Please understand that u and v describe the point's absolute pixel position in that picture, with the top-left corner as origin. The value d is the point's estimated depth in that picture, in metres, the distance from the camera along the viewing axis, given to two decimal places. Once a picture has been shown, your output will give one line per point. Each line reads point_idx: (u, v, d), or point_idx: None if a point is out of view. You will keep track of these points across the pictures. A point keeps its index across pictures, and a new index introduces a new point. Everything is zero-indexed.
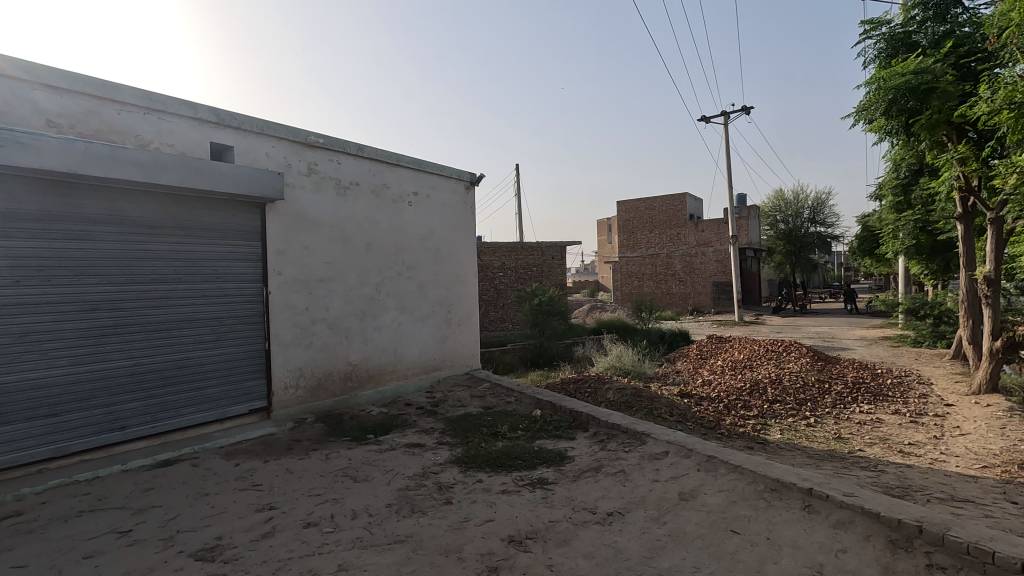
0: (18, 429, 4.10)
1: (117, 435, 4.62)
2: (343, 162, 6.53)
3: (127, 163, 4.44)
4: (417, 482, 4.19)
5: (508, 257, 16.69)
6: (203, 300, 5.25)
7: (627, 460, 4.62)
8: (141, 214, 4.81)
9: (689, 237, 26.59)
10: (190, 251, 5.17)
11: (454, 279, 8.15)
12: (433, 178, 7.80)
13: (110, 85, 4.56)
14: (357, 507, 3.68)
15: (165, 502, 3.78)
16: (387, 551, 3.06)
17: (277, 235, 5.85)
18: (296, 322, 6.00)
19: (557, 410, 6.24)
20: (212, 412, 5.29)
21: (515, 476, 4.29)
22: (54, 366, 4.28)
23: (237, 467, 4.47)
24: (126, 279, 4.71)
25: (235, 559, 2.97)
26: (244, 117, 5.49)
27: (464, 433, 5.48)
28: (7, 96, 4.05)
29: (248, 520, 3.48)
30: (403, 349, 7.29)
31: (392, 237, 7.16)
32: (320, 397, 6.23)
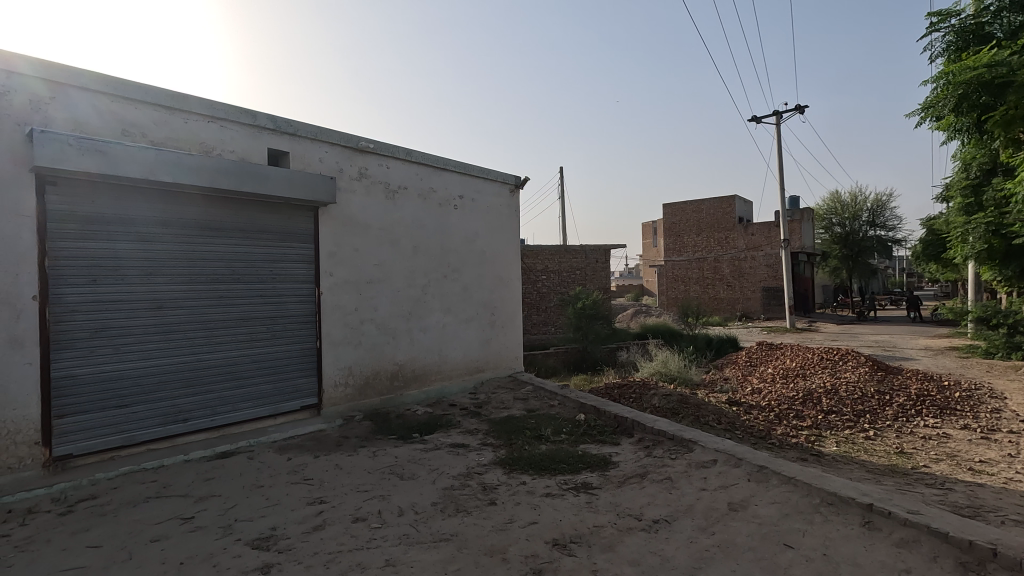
0: (93, 418, 4.39)
1: (179, 426, 4.87)
2: (392, 166, 6.69)
3: (191, 168, 4.69)
4: (461, 482, 4.23)
5: (551, 261, 16.65)
6: (260, 299, 5.48)
7: (673, 467, 4.52)
8: (202, 217, 5.05)
9: (738, 241, 25.81)
10: (250, 252, 5.41)
11: (498, 282, 8.19)
12: (479, 182, 7.89)
13: (178, 96, 4.84)
14: (403, 505, 3.75)
15: (223, 492, 3.96)
16: (433, 549, 3.11)
17: (329, 237, 6.04)
18: (346, 321, 6.18)
19: (601, 415, 6.19)
20: (266, 407, 5.50)
21: (558, 480, 4.28)
22: (125, 360, 4.56)
23: (289, 462, 4.64)
24: (190, 280, 4.97)
25: (289, 549, 3.08)
26: (299, 123, 5.71)
27: (507, 434, 5.51)
28: (87, 108, 4.37)
29: (300, 512, 3.61)
30: (447, 350, 7.38)
31: (438, 240, 7.27)
32: (367, 395, 6.38)
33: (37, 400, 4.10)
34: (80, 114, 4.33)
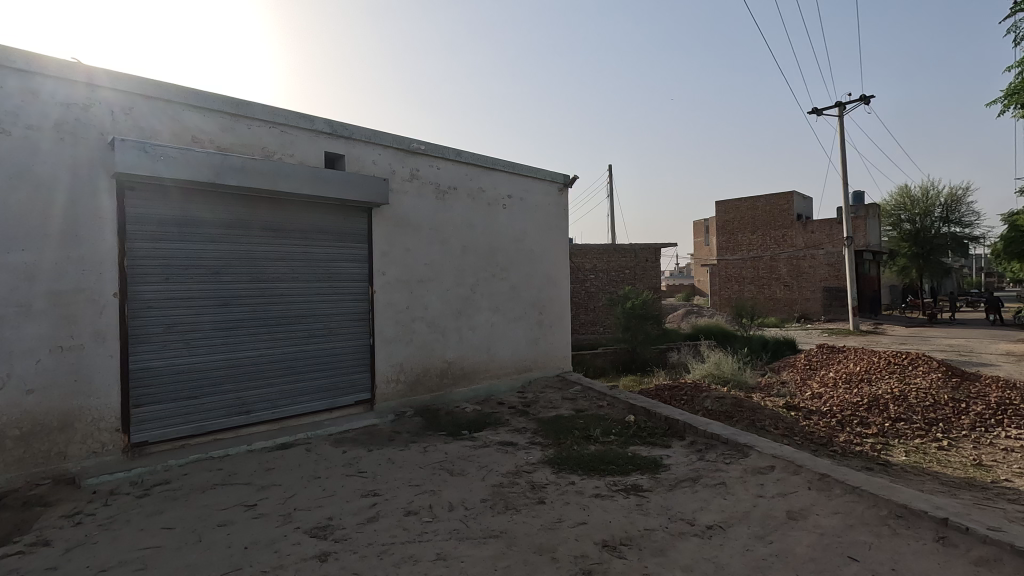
0: (166, 408, 4.67)
1: (243, 418, 5.12)
2: (443, 167, 6.80)
3: (254, 171, 4.93)
4: (510, 479, 4.25)
5: (600, 260, 16.48)
6: (317, 297, 5.69)
7: (728, 472, 4.39)
8: (264, 218, 5.29)
9: (796, 238, 24.75)
10: (308, 252, 5.63)
11: (547, 281, 8.18)
12: (527, 181, 7.90)
13: (242, 103, 5.08)
14: (453, 500, 3.81)
15: (283, 481, 4.14)
16: (482, 545, 3.14)
17: (382, 237, 6.20)
18: (397, 319, 6.33)
19: (651, 417, 6.08)
20: (323, 401, 5.71)
21: (608, 481, 4.23)
22: (195, 354, 4.84)
23: (344, 454, 4.79)
24: (253, 278, 5.21)
25: (345, 539, 3.19)
26: (354, 126, 5.88)
27: (556, 434, 5.50)
28: (161, 117, 4.66)
29: (355, 504, 3.73)
30: (496, 349, 7.44)
31: (487, 239, 7.33)
32: (418, 391, 6.52)
33: (118, 390, 4.41)
34: (155, 123, 4.63)
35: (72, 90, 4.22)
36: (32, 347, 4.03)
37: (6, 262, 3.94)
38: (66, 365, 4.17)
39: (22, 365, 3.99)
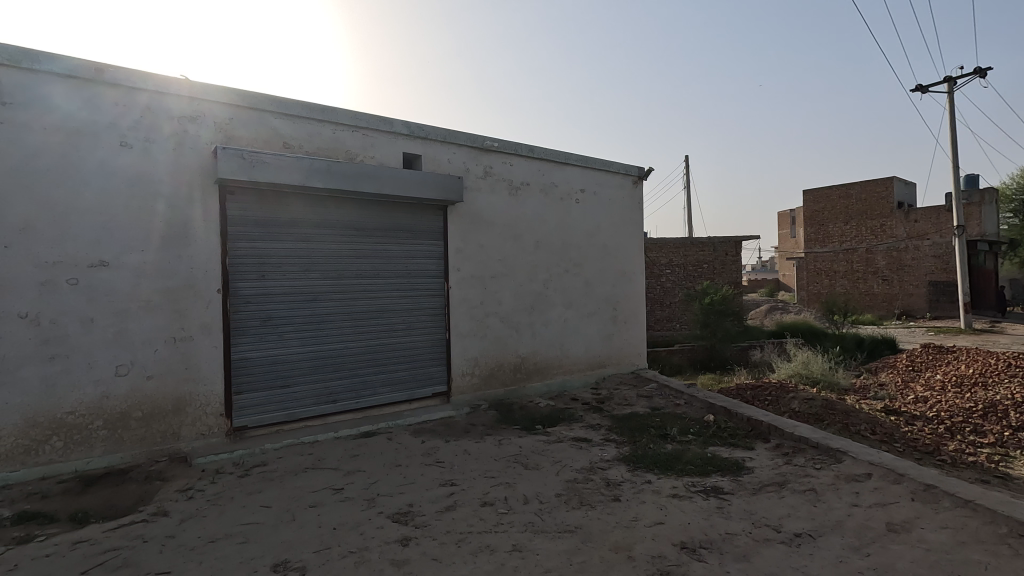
0: (263, 395, 5.05)
1: (330, 406, 5.44)
2: (515, 164, 6.85)
3: (339, 174, 5.20)
4: (584, 475, 4.23)
5: (676, 254, 15.97)
6: (397, 293, 5.92)
7: (818, 478, 4.13)
8: (348, 218, 5.57)
9: (896, 228, 22.73)
10: (388, 250, 5.87)
11: (621, 277, 8.04)
12: (601, 174, 7.80)
13: (327, 110, 5.37)
14: (528, 493, 3.85)
15: (367, 468, 4.36)
16: (558, 539, 3.15)
17: (457, 234, 6.35)
18: (472, 314, 6.47)
19: (732, 417, 5.83)
20: (403, 393, 5.94)
21: (686, 482, 4.11)
22: (287, 346, 5.19)
23: (423, 444, 4.97)
24: (338, 275, 5.51)
25: (425, 525, 3.31)
26: (430, 127, 6.05)
27: (631, 431, 5.40)
28: (256, 126, 5.02)
29: (433, 492, 3.86)
30: (569, 344, 7.41)
31: (560, 235, 7.32)
32: (492, 385, 6.63)
33: (222, 378, 4.82)
34: (251, 131, 5.00)
35: (181, 105, 4.65)
36: (150, 338, 4.50)
37: (129, 262, 4.41)
38: (178, 355, 4.62)
39: (143, 354, 4.46)
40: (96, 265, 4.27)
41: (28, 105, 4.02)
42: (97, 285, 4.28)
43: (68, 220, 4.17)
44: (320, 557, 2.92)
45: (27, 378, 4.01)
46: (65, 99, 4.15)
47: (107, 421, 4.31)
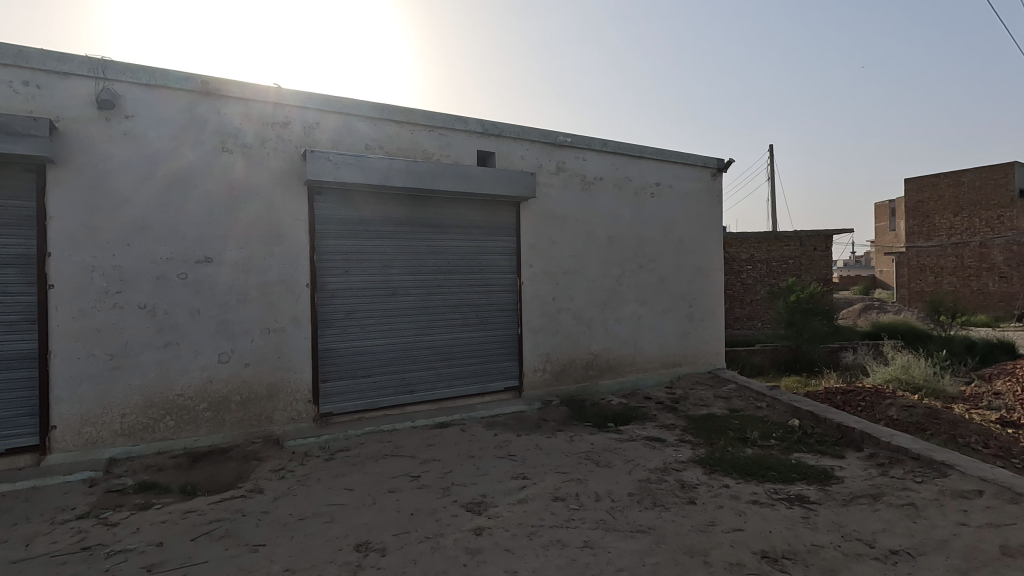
0: (346, 384, 5.34)
1: (408, 397, 5.66)
2: (589, 158, 6.78)
3: (416, 173, 5.39)
4: (658, 476, 4.14)
5: (758, 249, 15.19)
6: (471, 288, 6.05)
7: (919, 492, 3.80)
8: (425, 215, 5.75)
9: (1017, 220, 20.34)
10: (463, 246, 6.00)
11: (699, 273, 7.76)
12: (677, 167, 7.56)
13: (406, 111, 5.57)
14: (599, 491, 3.82)
15: (442, 457, 4.51)
16: (630, 539, 3.11)
17: (529, 230, 6.38)
18: (544, 310, 6.49)
19: (820, 423, 5.49)
20: (476, 386, 6.07)
21: (768, 488, 3.92)
22: (368, 338, 5.45)
23: (495, 437, 5.06)
24: (415, 271, 5.71)
25: (497, 516, 3.38)
26: (503, 124, 6.12)
27: (708, 433, 5.22)
28: (341, 129, 5.30)
29: (506, 484, 3.93)
30: (643, 342, 7.26)
31: (633, 230, 7.17)
32: (563, 381, 6.62)
33: (310, 367, 5.14)
34: (336, 134, 5.27)
35: (274, 112, 4.99)
36: (248, 329, 4.88)
37: (229, 259, 4.80)
38: (271, 344, 4.97)
39: (241, 343, 4.85)
40: (202, 261, 4.69)
41: (146, 117, 4.48)
42: (202, 279, 4.69)
43: (179, 220, 4.61)
44: (398, 540, 3.06)
45: (145, 363, 4.48)
46: (177, 111, 4.59)
47: (211, 404, 4.73)
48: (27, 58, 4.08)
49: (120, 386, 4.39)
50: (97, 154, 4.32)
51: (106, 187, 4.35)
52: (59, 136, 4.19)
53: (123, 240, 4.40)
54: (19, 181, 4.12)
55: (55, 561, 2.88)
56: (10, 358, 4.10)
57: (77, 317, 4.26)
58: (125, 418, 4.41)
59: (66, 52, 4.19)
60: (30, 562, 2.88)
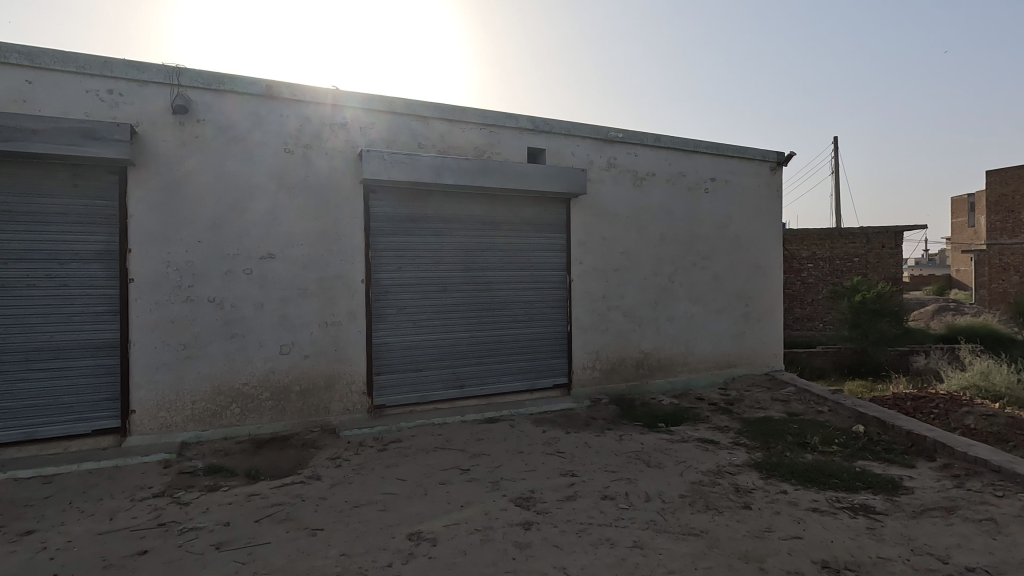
0: (398, 378, 5.48)
1: (458, 391, 5.75)
2: (641, 154, 6.67)
3: (467, 171, 5.46)
4: (711, 478, 4.04)
5: (820, 246, 14.50)
6: (520, 285, 6.07)
7: (999, 507, 3.54)
8: (475, 213, 5.82)
9: None
10: (512, 243, 6.03)
11: (756, 271, 7.48)
12: (733, 161, 7.32)
13: (458, 110, 5.65)
14: (649, 491, 3.76)
15: (491, 452, 4.55)
16: (682, 541, 3.05)
17: (579, 227, 6.34)
18: (594, 307, 6.44)
19: (888, 430, 5.19)
20: (524, 382, 6.10)
21: (829, 496, 3.75)
22: (420, 333, 5.57)
23: (544, 434, 5.07)
24: (466, 268, 5.78)
25: (545, 512, 3.39)
26: (554, 121, 6.10)
27: (764, 437, 5.04)
28: (395, 129, 5.43)
29: (554, 481, 3.93)
30: (696, 341, 7.08)
31: (687, 226, 7.00)
32: (613, 380, 6.55)
33: (364, 360, 5.31)
34: (391, 134, 5.41)
35: (333, 113, 5.17)
36: (307, 322, 5.08)
37: (290, 255, 5.02)
38: (329, 338, 5.16)
39: (301, 336, 5.06)
40: (265, 257, 4.92)
41: (215, 121, 4.74)
42: (266, 275, 4.93)
43: (245, 218, 4.85)
44: (449, 531, 3.12)
45: (214, 353, 4.75)
46: (243, 114, 4.83)
47: (273, 393, 4.96)
48: (112, 69, 4.40)
49: (191, 374, 4.68)
50: (172, 157, 4.60)
51: (179, 187, 4.63)
52: (139, 140, 4.50)
53: (195, 237, 4.68)
54: (104, 182, 4.45)
55: (135, 535, 3.10)
56: (96, 346, 4.44)
57: (154, 309, 4.57)
58: (196, 404, 4.70)
59: (145, 62, 4.49)
60: (114, 535, 3.11)
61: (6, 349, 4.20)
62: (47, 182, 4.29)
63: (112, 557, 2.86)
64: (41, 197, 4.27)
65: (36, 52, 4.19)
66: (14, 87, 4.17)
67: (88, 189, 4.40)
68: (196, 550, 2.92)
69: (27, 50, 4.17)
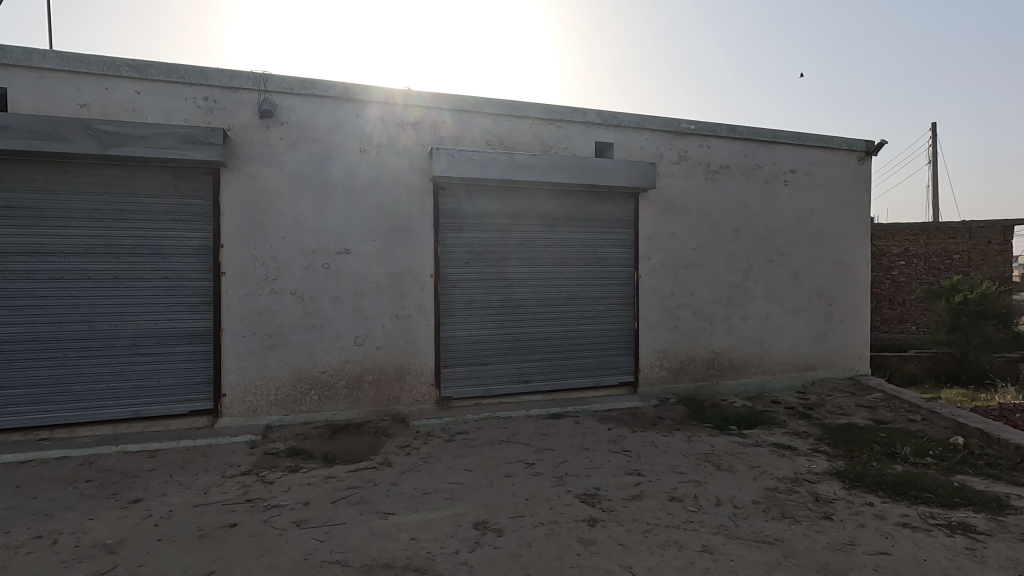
0: (465, 371, 5.59)
1: (523, 385, 5.80)
2: (714, 146, 6.42)
3: (534, 167, 5.47)
4: (788, 486, 3.84)
5: (914, 242, 13.41)
6: (587, 281, 6.03)
7: None
8: (542, 208, 5.83)
9: None
10: (578, 238, 5.98)
11: (840, 268, 7.02)
12: (816, 152, 6.90)
13: (525, 106, 5.67)
14: (720, 495, 3.64)
15: (556, 447, 4.56)
16: (755, 549, 2.93)
17: (648, 221, 6.20)
18: (663, 305, 6.28)
19: (992, 443, 4.73)
20: (590, 379, 6.05)
21: (922, 511, 3.47)
22: (486, 327, 5.66)
23: (610, 431, 5.01)
24: (532, 263, 5.80)
25: (611, 510, 3.36)
26: (623, 114, 5.99)
27: (848, 444, 4.73)
28: (464, 126, 5.52)
29: (620, 479, 3.88)
30: (772, 341, 6.74)
31: (763, 221, 6.67)
32: (681, 379, 6.37)
33: (433, 353, 5.45)
34: (461, 133, 5.52)
35: (405, 112, 5.34)
36: (380, 315, 5.29)
37: (364, 250, 5.23)
38: (400, 330, 5.35)
39: (374, 328, 5.27)
40: (342, 253, 5.16)
41: (297, 123, 5.02)
42: (342, 269, 5.17)
43: (323, 215, 5.11)
44: (514, 523, 3.16)
45: (295, 342, 5.04)
46: (322, 116, 5.08)
47: (348, 382, 5.20)
48: (207, 77, 4.77)
49: (275, 362, 4.99)
50: (259, 158, 4.92)
51: (265, 187, 4.94)
52: (231, 143, 4.84)
53: (279, 233, 4.98)
54: (201, 182, 4.82)
55: (226, 508, 3.36)
56: (193, 334, 4.83)
57: (243, 300, 4.91)
58: (279, 390, 5.01)
59: (236, 69, 4.83)
60: (208, 507, 3.39)
61: (118, 334, 4.66)
62: (153, 183, 4.70)
63: (207, 528, 3.11)
64: (148, 196, 4.70)
65: (143, 65, 4.61)
66: (125, 97, 4.61)
67: (187, 189, 4.79)
68: (279, 525, 3.13)
69: (136, 64, 4.60)
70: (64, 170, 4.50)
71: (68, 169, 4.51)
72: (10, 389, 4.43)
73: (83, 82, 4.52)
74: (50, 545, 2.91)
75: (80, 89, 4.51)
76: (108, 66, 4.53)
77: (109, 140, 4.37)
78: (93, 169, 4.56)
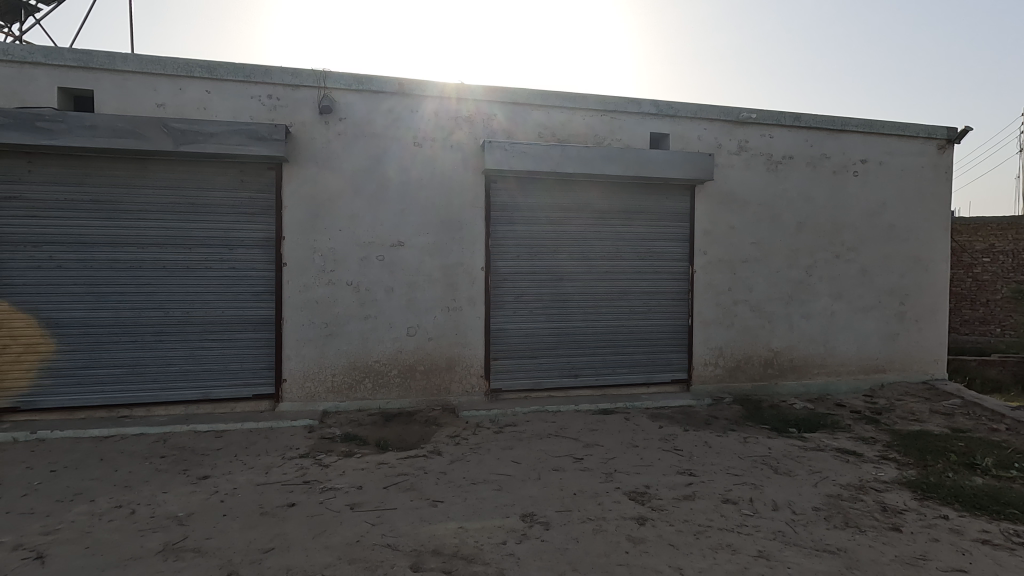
0: (515, 363, 5.61)
1: (572, 380, 5.76)
2: (777, 135, 6.14)
3: (586, 159, 5.39)
4: (852, 494, 3.64)
5: (1000, 238, 12.38)
6: (638, 275, 5.90)
7: None
8: (594, 202, 5.74)
9: None
10: (631, 232, 5.86)
11: (915, 265, 6.56)
12: (890, 140, 6.46)
13: (578, 98, 5.60)
14: (778, 499, 3.49)
15: (606, 443, 4.50)
16: (816, 557, 2.79)
17: (704, 214, 6.00)
18: (719, 301, 6.07)
19: None
20: (641, 375, 5.94)
21: (1005, 529, 3.20)
22: (536, 321, 5.65)
23: (661, 429, 4.90)
24: (583, 258, 5.74)
25: (662, 509, 3.28)
26: (680, 104, 5.81)
27: (920, 453, 4.43)
28: (517, 120, 5.51)
29: (671, 478, 3.79)
30: (838, 341, 6.39)
31: (829, 214, 6.32)
32: (738, 378, 6.15)
33: (483, 345, 5.50)
34: (514, 127, 5.51)
35: (459, 107, 5.38)
36: (432, 307, 5.37)
37: (417, 243, 5.33)
38: (450, 322, 5.42)
39: (426, 319, 5.36)
40: (396, 245, 5.27)
41: (354, 120, 5.15)
42: (395, 261, 5.28)
43: (378, 209, 5.23)
44: (562, 517, 3.15)
45: (350, 332, 5.20)
46: (378, 112, 5.20)
47: (400, 371, 5.32)
48: (271, 76, 4.96)
49: (332, 351, 5.17)
50: (318, 153, 5.09)
51: (323, 181, 5.11)
52: (293, 139, 5.03)
53: (336, 226, 5.15)
54: (265, 177, 5.04)
55: (285, 489, 3.52)
56: (256, 321, 5.07)
57: (302, 290, 5.11)
58: (335, 377, 5.19)
59: (298, 69, 5.01)
60: (269, 487, 3.55)
61: (189, 320, 4.95)
62: (222, 178, 4.95)
63: (267, 506, 3.27)
64: (216, 191, 4.95)
65: (213, 66, 4.85)
66: (197, 97, 4.87)
67: (252, 184, 5.01)
68: (334, 508, 3.24)
69: (207, 64, 4.84)
70: (143, 166, 4.81)
71: (146, 165, 4.81)
72: (95, 369, 4.79)
73: (160, 82, 4.80)
74: (129, 513, 3.14)
75: (157, 89, 4.80)
76: (182, 67, 4.80)
77: (182, 138, 4.63)
78: (168, 165, 4.85)
